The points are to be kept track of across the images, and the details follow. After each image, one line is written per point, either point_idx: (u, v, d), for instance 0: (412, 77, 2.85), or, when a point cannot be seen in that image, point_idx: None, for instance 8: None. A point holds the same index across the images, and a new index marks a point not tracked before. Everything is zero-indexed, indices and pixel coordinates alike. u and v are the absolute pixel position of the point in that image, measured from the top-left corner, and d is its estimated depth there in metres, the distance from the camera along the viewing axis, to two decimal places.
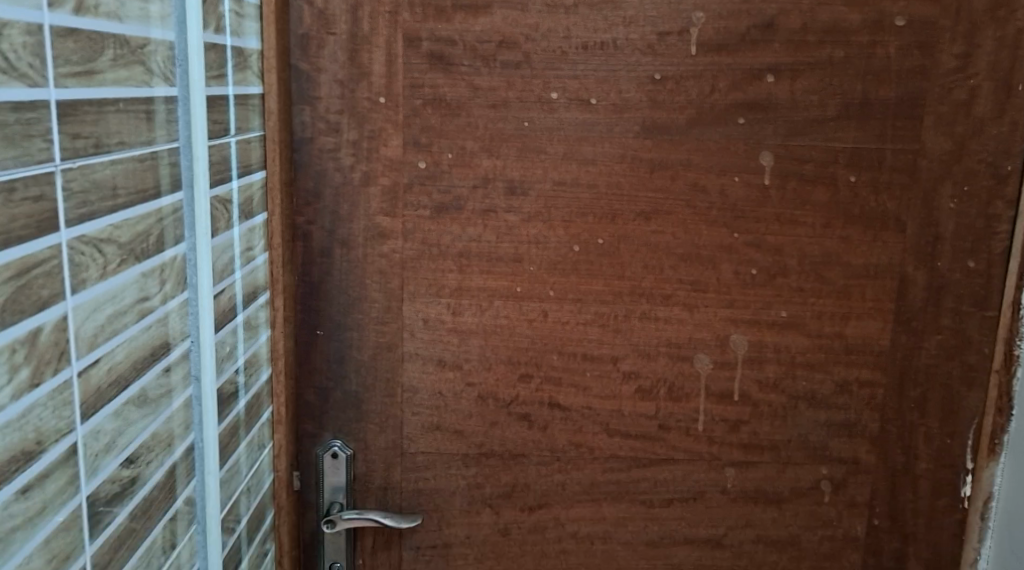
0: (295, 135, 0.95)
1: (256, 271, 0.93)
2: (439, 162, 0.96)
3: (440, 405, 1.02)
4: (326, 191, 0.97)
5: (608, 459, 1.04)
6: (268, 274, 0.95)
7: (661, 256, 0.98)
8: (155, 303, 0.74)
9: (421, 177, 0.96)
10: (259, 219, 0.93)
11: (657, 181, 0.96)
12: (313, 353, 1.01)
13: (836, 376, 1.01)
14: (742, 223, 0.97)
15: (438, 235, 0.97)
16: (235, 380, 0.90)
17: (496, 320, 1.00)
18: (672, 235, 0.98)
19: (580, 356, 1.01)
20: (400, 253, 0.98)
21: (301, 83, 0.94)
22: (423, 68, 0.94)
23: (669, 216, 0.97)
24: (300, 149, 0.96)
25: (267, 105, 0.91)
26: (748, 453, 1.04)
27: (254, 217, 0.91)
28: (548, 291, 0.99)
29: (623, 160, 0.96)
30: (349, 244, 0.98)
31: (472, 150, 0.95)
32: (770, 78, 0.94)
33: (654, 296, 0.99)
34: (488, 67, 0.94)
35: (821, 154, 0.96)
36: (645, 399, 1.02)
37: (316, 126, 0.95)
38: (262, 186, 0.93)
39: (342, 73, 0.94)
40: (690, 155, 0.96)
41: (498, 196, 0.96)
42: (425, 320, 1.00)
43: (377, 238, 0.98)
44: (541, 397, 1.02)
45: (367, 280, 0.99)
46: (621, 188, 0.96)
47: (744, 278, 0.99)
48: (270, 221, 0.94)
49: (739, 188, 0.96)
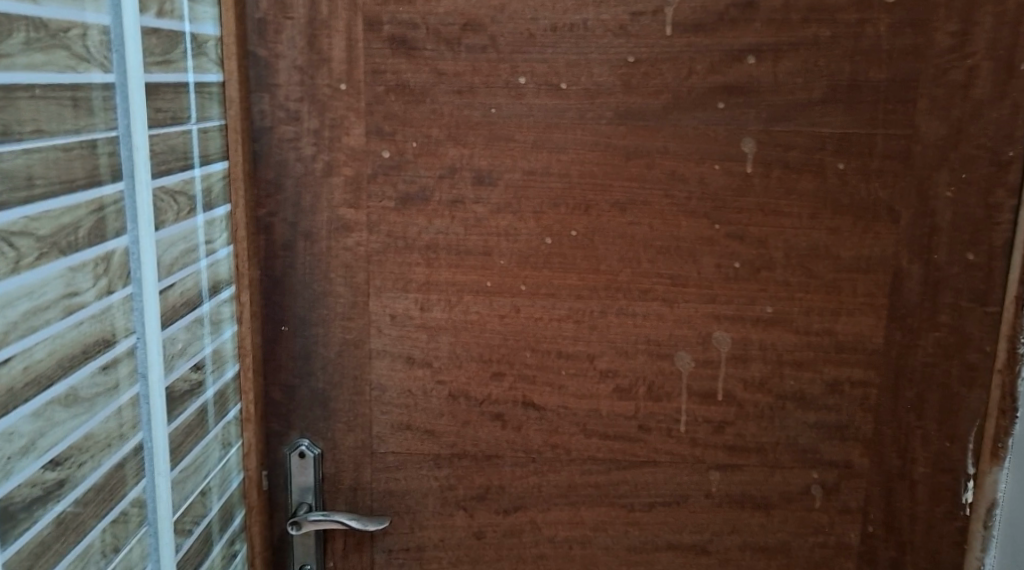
0: (255, 122, 0.92)
1: (214, 265, 0.90)
2: (404, 151, 0.91)
3: (410, 404, 0.99)
4: (289, 181, 0.93)
5: (586, 460, 1.00)
6: (231, 267, 0.93)
7: (638, 249, 0.93)
8: (89, 298, 0.71)
9: (385, 167, 0.92)
10: (219, 211, 0.90)
11: (633, 169, 0.91)
12: (278, 348, 0.98)
13: (826, 375, 0.96)
14: (724, 214, 0.92)
15: (404, 228, 0.93)
16: (191, 377, 0.87)
17: (466, 316, 0.96)
18: (649, 226, 0.93)
19: (554, 353, 0.97)
20: (365, 246, 0.94)
21: (259, 70, 0.90)
22: (385, 53, 0.89)
23: (646, 207, 0.92)
24: (260, 139, 0.92)
25: (224, 95, 0.89)
26: (733, 455, 0.99)
27: (211, 211, 0.89)
28: (520, 286, 0.95)
29: (595, 148, 0.91)
30: (312, 237, 0.94)
31: (438, 139, 0.91)
32: (751, 60, 0.88)
33: (631, 291, 0.95)
34: (452, 51, 0.89)
35: (807, 141, 0.90)
36: (624, 399, 0.98)
37: (275, 114, 0.91)
38: (223, 177, 0.90)
39: (300, 58, 0.90)
40: (666, 142, 0.90)
41: (466, 186, 0.92)
42: (393, 315, 0.96)
43: (341, 232, 0.94)
44: (515, 396, 0.98)
45: (331, 274, 0.95)
46: (594, 177, 0.91)
47: (726, 272, 0.94)
48: (235, 213, 0.92)
49: (719, 176, 0.91)
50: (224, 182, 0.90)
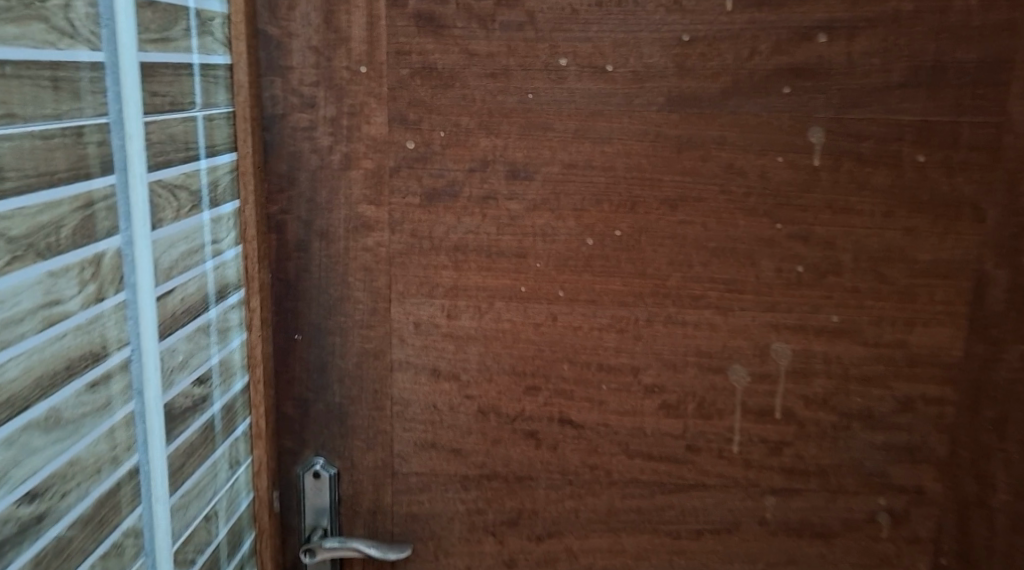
0: (266, 109, 0.82)
1: (220, 268, 0.81)
2: (430, 141, 0.82)
3: (435, 421, 0.90)
4: (302, 174, 0.84)
5: (628, 483, 0.91)
6: (241, 269, 0.84)
7: (690, 250, 0.84)
8: (74, 307, 0.62)
9: (409, 159, 0.83)
10: (226, 208, 0.81)
11: (685, 162, 0.82)
12: (291, 359, 0.89)
13: (898, 392, 0.86)
14: (787, 212, 0.82)
15: (430, 227, 0.84)
16: (192, 392, 0.79)
17: (498, 325, 0.87)
18: (703, 226, 0.83)
19: (594, 366, 0.88)
20: (387, 247, 0.85)
21: (270, 52, 0.81)
22: (410, 32, 0.80)
23: (700, 204, 0.83)
24: (271, 128, 0.83)
25: (231, 79, 0.80)
26: (791, 478, 0.90)
27: (217, 209, 0.80)
28: (558, 291, 0.86)
29: (644, 138, 0.81)
30: (328, 237, 0.85)
31: (468, 128, 0.82)
32: (822, 38, 0.79)
33: (681, 298, 0.85)
34: (485, 29, 0.80)
35: (883, 130, 0.80)
36: (671, 416, 0.89)
37: (288, 100, 0.82)
38: (231, 171, 0.81)
39: (315, 37, 0.81)
40: (724, 131, 0.81)
41: (499, 180, 0.83)
42: (417, 323, 0.87)
43: (360, 231, 0.85)
44: (550, 412, 0.89)
45: (350, 278, 0.86)
46: (642, 171, 0.82)
47: (788, 277, 0.84)
48: (244, 210, 0.83)
49: (783, 170, 0.81)
50: (231, 176, 0.81)
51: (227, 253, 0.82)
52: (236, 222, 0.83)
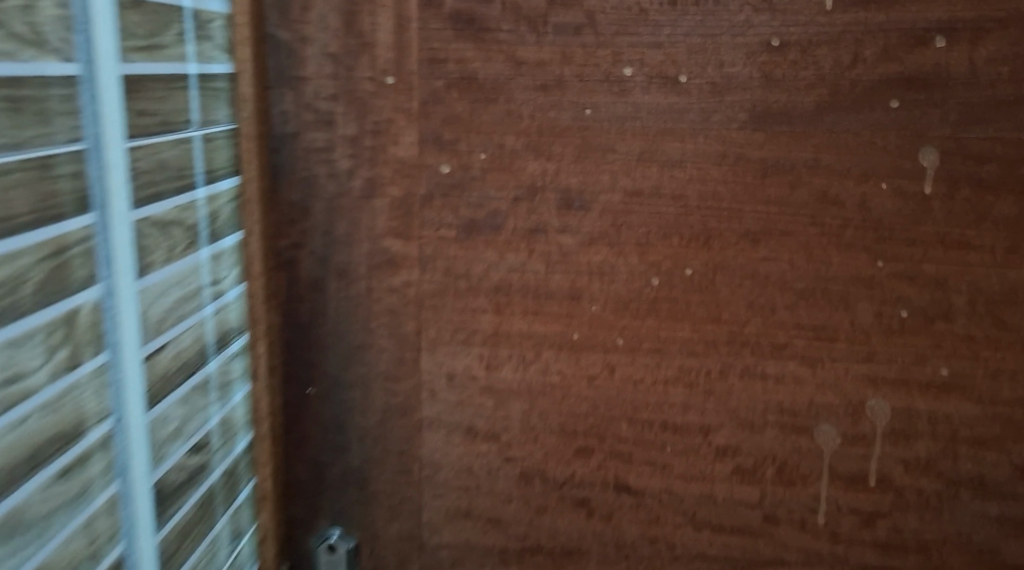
0: (274, 127, 0.70)
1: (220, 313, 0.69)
2: (469, 164, 0.70)
3: (470, 487, 0.77)
4: (317, 203, 0.71)
5: (693, 559, 0.78)
6: (244, 312, 0.72)
7: (774, 292, 0.71)
8: (38, 379, 0.50)
9: (443, 186, 0.70)
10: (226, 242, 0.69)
11: (770, 189, 0.69)
12: (304, 416, 0.76)
13: (1016, 456, 0.73)
14: (890, 248, 0.70)
15: (467, 264, 0.72)
16: (187, 463, 0.66)
17: (546, 377, 0.74)
18: (790, 264, 0.71)
19: (658, 425, 0.75)
20: (416, 287, 0.73)
21: (279, 60, 0.69)
22: (447, 36, 0.68)
23: (786, 238, 0.70)
24: (281, 149, 0.71)
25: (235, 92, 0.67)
26: (886, 555, 0.76)
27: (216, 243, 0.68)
28: (616, 339, 0.73)
29: (722, 161, 0.69)
30: (347, 276, 0.73)
31: (514, 149, 0.69)
32: (940, 42, 0.66)
33: (761, 347, 0.73)
34: (536, 33, 0.67)
35: (1007, 151, 0.68)
36: (746, 483, 0.76)
37: (301, 117, 0.70)
38: (232, 198, 0.69)
39: (334, 42, 0.68)
40: (818, 152, 0.68)
41: (550, 211, 0.70)
42: (451, 376, 0.75)
43: (385, 269, 0.72)
44: (605, 477, 0.76)
45: (372, 323, 0.74)
46: (719, 199, 0.70)
47: (889, 323, 0.72)
48: (247, 243, 0.71)
49: (886, 199, 0.69)
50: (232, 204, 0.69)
51: (229, 294, 0.70)
52: (238, 257, 0.71)
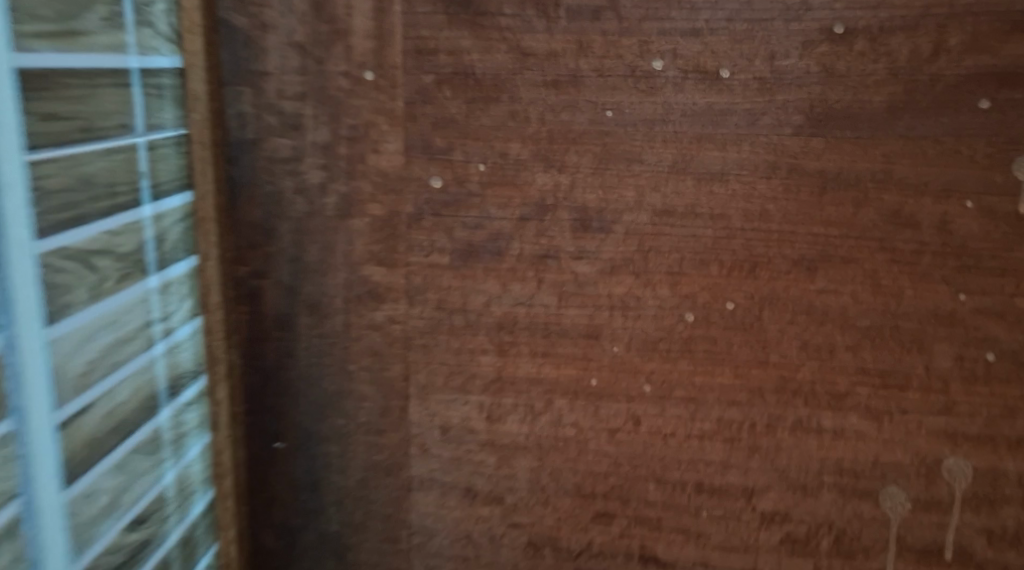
0: (229, 135, 0.58)
1: (173, 355, 0.57)
2: (465, 177, 0.58)
3: (468, 558, 0.65)
4: (283, 224, 0.59)
5: None
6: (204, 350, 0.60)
7: (832, 330, 0.59)
8: None
9: (435, 204, 0.58)
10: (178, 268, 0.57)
11: (830, 208, 0.57)
12: (271, 473, 0.64)
13: None
14: (973, 279, 0.58)
15: (464, 297, 0.60)
16: (128, 542, 0.54)
17: (557, 430, 0.62)
18: (852, 297, 0.59)
19: (692, 487, 0.63)
20: (403, 324, 0.61)
21: (235, 51, 0.57)
22: (437, 21, 0.56)
23: (848, 267, 0.58)
24: (239, 161, 0.58)
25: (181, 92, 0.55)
26: None
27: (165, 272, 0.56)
28: (642, 386, 0.61)
29: (772, 174, 0.57)
30: (320, 311, 0.61)
31: (520, 159, 0.57)
32: None
33: (817, 396, 0.60)
34: (546, 18, 0.55)
35: None
36: (797, 556, 0.63)
37: (262, 121, 0.57)
38: (184, 217, 0.57)
39: (301, 29, 0.56)
40: (888, 163, 0.56)
41: (563, 233, 0.59)
42: (445, 429, 0.63)
43: (366, 302, 0.60)
44: (629, 548, 0.64)
45: (351, 366, 0.62)
46: (768, 220, 0.58)
47: (971, 369, 0.59)
48: (205, 269, 0.59)
49: (970, 220, 0.57)
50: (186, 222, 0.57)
51: (183, 331, 0.58)
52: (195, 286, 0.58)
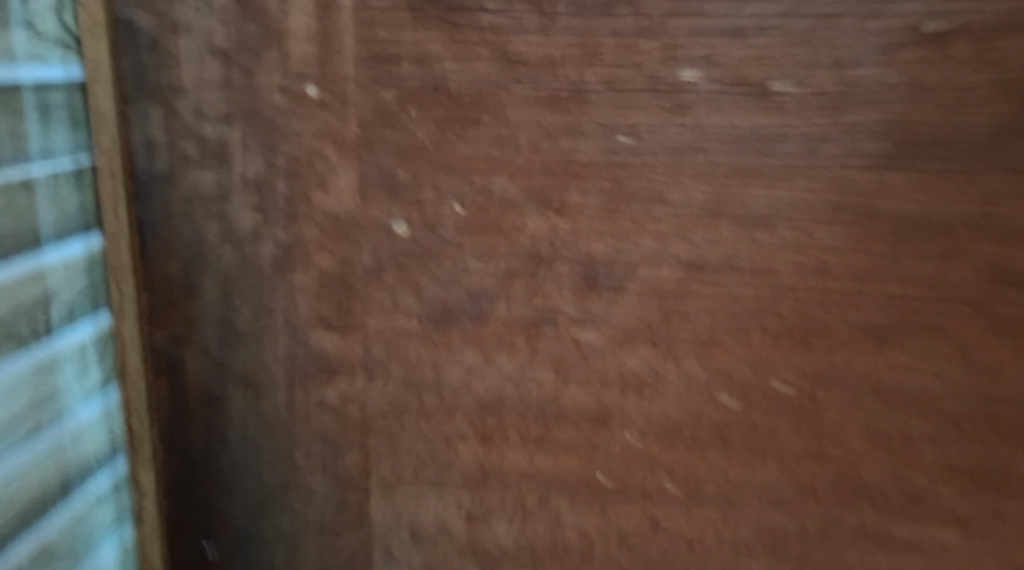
0: (137, 167, 0.45)
1: (71, 436, 0.47)
2: (437, 220, 0.45)
3: None
4: (207, 278, 0.47)
5: None
6: (122, 429, 0.49)
7: (912, 417, 0.45)
8: None
9: (398, 253, 0.45)
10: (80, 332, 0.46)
11: (907, 262, 0.43)
12: None
13: None
14: None
15: (438, 370, 0.47)
16: None
17: (556, 536, 0.49)
18: (937, 376, 0.44)
19: None
20: (361, 403, 0.48)
21: (139, 60, 0.44)
22: (399, 19, 0.43)
23: (933, 338, 0.44)
24: (149, 199, 0.46)
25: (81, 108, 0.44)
26: None
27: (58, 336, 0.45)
28: (664, 483, 0.48)
29: (835, 217, 0.43)
30: (256, 386, 0.48)
31: (507, 198, 0.44)
32: None
33: (887, 499, 0.46)
34: (542, 16, 0.42)
35: None
36: None
37: (176, 148, 0.45)
38: (85, 267, 0.46)
39: (223, 30, 0.43)
40: (991, 204, 0.42)
41: (563, 291, 0.46)
42: (415, 532, 0.50)
43: (313, 375, 0.48)
44: None
45: (296, 453, 0.49)
46: (829, 276, 0.44)
47: None
48: (119, 330, 0.47)
49: None
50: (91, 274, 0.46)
51: (88, 407, 0.47)
52: (108, 351, 0.48)
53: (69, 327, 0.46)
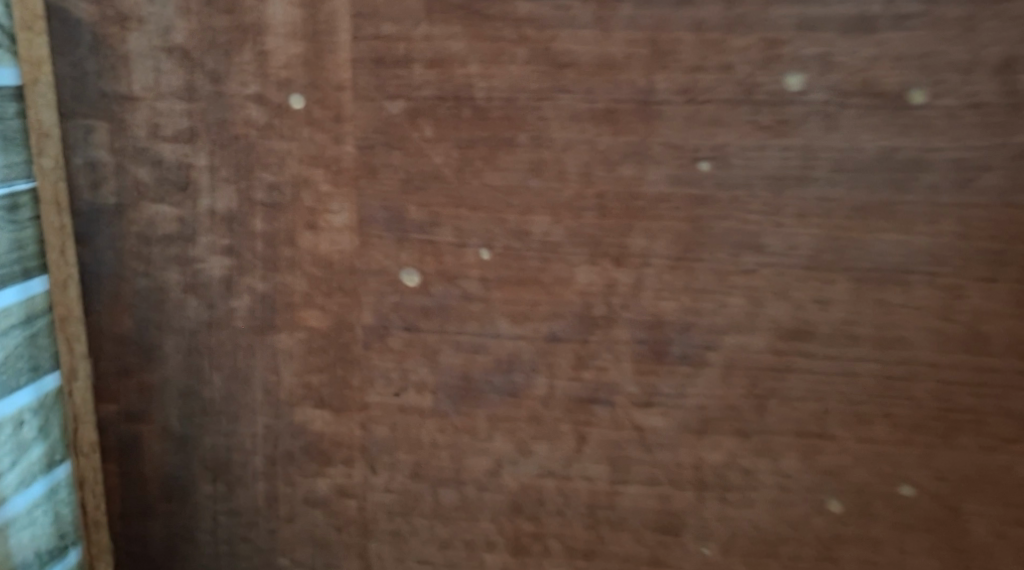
0: (79, 199, 0.35)
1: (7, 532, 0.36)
2: (458, 270, 0.35)
3: None
4: (168, 340, 0.37)
5: None
6: (72, 512, 0.39)
7: None
8: None
9: (409, 312, 0.35)
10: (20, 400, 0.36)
11: None
12: None
13: None
14: None
15: (458, 459, 0.37)
16: None
17: None
18: None
19: None
20: (361, 498, 0.38)
21: (75, 61, 0.34)
22: (410, 8, 0.32)
23: None
24: (95, 241, 0.36)
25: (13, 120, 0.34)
26: None
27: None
28: None
29: (992, 272, 0.32)
30: (230, 473, 0.38)
31: (549, 242, 0.34)
32: None
33: None
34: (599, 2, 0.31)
35: None
36: None
37: (126, 176, 0.35)
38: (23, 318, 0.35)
39: (183, 23, 0.33)
40: None
41: (622, 364, 0.35)
42: None
43: (301, 463, 0.38)
44: None
45: (280, 557, 0.39)
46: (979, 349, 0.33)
47: None
48: (70, 394, 0.38)
49: None
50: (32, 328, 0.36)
51: (27, 492, 0.37)
52: (55, 418, 0.38)
53: (6, 398, 0.35)
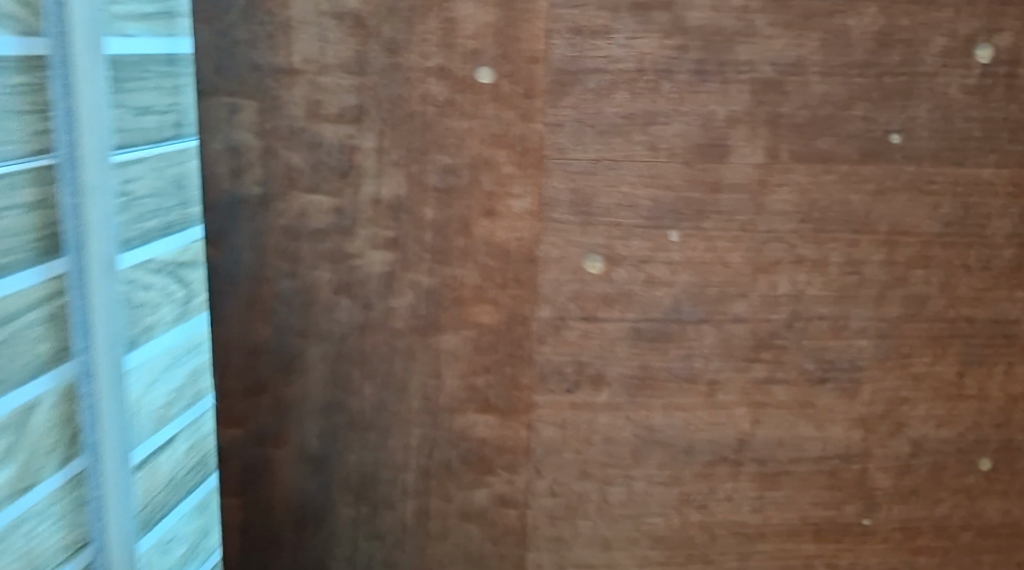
0: (215, 190, 0.31)
1: None
2: (645, 255, 0.33)
3: None
4: (311, 345, 0.33)
5: None
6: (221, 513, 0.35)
7: None
8: None
9: (589, 300, 0.33)
10: None
11: None
12: None
13: None
14: None
15: (628, 453, 0.35)
16: None
17: None
18: None
19: None
20: (522, 505, 0.35)
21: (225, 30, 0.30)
22: None
23: None
24: (231, 238, 0.31)
25: None
26: None
27: None
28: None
29: None
30: (375, 491, 0.34)
31: (740, 220, 0.33)
32: None
33: None
34: None
35: None
36: None
37: (275, 161, 0.31)
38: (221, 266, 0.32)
39: None
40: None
41: (802, 341, 0.34)
42: None
43: (459, 473, 0.34)
44: None
45: None
46: None
47: None
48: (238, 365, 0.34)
49: None
50: None
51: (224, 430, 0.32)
52: None
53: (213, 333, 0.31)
